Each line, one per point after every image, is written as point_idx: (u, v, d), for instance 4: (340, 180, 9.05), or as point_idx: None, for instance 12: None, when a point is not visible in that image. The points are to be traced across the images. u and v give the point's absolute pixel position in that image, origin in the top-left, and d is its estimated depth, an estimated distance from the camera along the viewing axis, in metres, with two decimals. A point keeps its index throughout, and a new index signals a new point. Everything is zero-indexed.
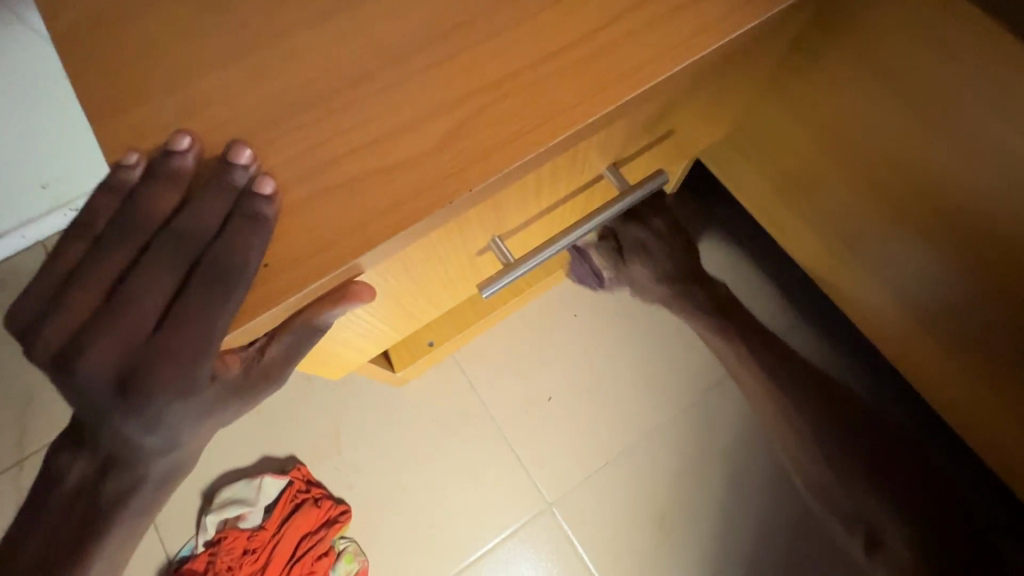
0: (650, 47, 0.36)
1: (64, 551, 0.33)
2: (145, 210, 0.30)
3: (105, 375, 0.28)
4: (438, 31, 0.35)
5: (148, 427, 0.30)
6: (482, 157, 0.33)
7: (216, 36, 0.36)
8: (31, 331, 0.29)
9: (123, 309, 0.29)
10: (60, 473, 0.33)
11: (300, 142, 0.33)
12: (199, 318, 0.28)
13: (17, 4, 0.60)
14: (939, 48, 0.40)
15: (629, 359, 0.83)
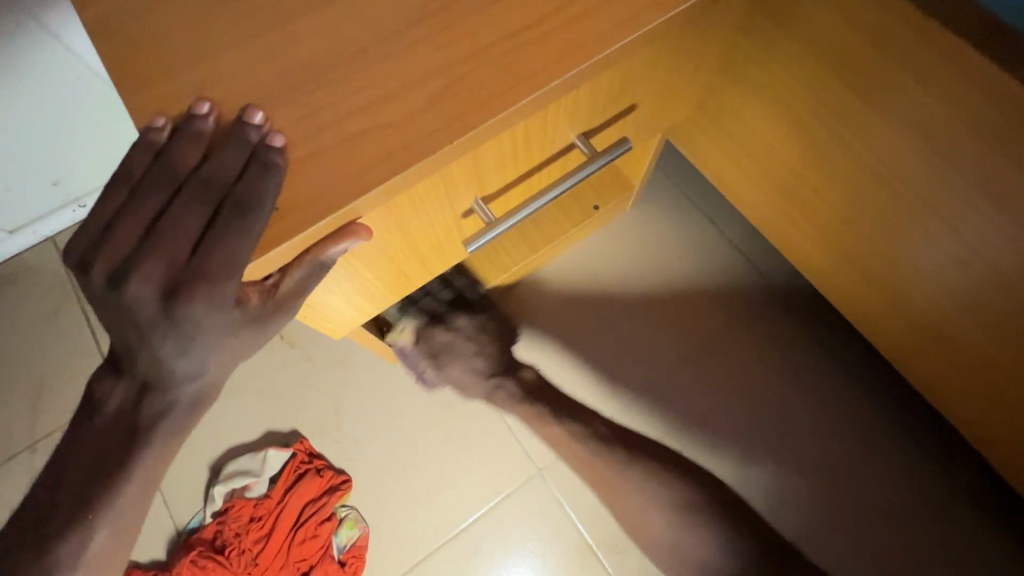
0: (605, 21, 0.41)
1: (103, 469, 0.38)
2: (175, 163, 0.36)
3: (151, 299, 0.35)
4: (421, 12, 0.41)
5: (181, 345, 0.36)
6: (460, 117, 0.39)
7: (228, 19, 0.41)
8: (86, 267, 0.36)
9: (163, 242, 0.35)
10: (102, 400, 0.39)
11: (304, 107, 0.38)
12: (225, 248, 0.34)
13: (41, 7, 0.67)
14: (860, 17, 0.46)
15: (612, 334, 0.88)
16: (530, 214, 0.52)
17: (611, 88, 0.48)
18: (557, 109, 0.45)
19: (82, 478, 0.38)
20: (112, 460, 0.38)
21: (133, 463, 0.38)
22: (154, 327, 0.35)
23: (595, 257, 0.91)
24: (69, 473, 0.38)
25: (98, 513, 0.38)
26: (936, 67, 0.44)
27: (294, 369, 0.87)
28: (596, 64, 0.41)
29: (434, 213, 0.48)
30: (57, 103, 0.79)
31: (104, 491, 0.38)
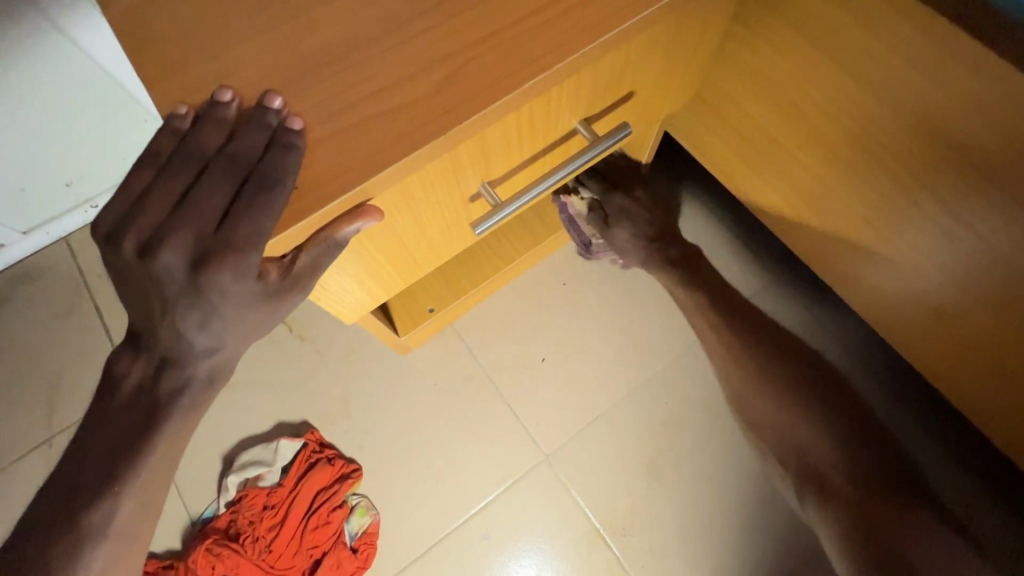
0: (605, 8, 0.43)
1: (124, 443, 0.39)
2: (199, 145, 0.38)
3: (177, 274, 0.37)
4: (429, 1, 0.43)
5: (203, 318, 0.38)
6: (468, 99, 0.40)
7: (246, 11, 0.43)
8: (114, 246, 0.37)
9: (190, 219, 0.37)
10: (121, 377, 0.40)
11: (320, 93, 0.40)
12: (248, 224, 0.36)
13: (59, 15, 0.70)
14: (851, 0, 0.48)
15: (616, 323, 0.90)
16: (534, 198, 0.54)
17: (612, 74, 0.50)
18: (560, 94, 0.47)
19: (105, 452, 0.40)
20: (134, 433, 0.40)
21: (153, 435, 0.39)
22: (179, 299, 0.37)
23: None
24: (93, 446, 0.40)
25: (120, 488, 0.39)
26: (924, 48, 0.46)
27: (305, 361, 0.89)
28: (598, 48, 0.43)
29: (443, 196, 0.50)
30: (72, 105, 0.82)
31: (126, 464, 0.39)
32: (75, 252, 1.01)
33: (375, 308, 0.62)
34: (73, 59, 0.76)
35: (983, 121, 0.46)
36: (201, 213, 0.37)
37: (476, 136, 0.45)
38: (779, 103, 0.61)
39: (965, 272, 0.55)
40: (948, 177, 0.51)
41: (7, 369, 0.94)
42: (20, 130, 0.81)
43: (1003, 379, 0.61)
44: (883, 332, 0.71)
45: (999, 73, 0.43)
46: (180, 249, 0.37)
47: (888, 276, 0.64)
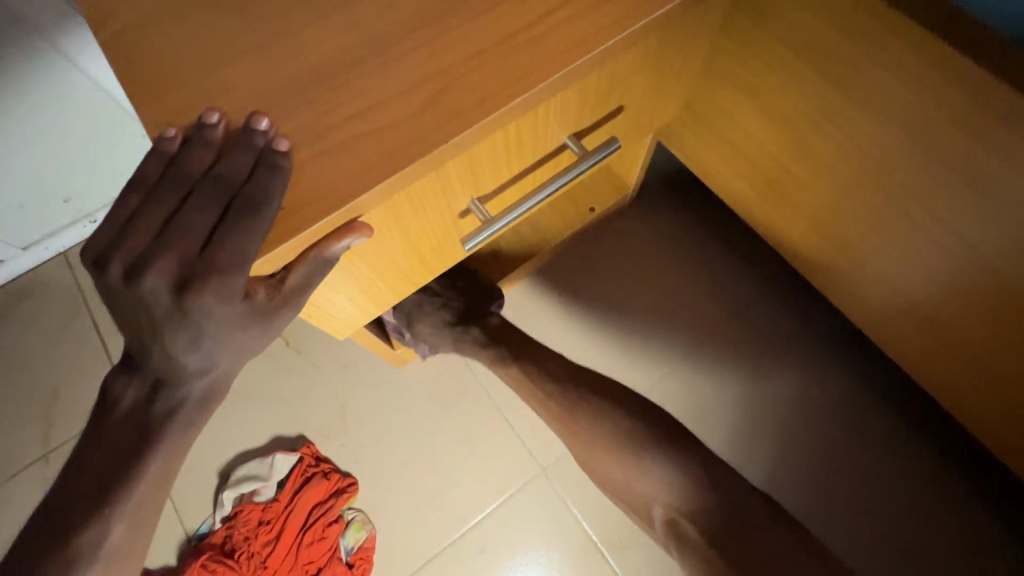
0: (589, 25, 0.44)
1: (118, 464, 0.39)
2: (186, 168, 0.38)
3: (167, 294, 0.37)
4: (416, 22, 0.43)
5: (191, 340, 0.38)
6: (454, 118, 0.41)
7: (236, 33, 0.44)
8: (102, 266, 0.38)
9: (176, 242, 0.37)
10: (115, 400, 0.40)
11: (306, 114, 0.41)
12: (232, 245, 0.36)
13: (48, 32, 0.70)
14: (833, 14, 0.48)
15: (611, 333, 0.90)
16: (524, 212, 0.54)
17: (599, 90, 0.50)
18: (547, 110, 0.47)
19: (98, 474, 0.40)
20: (125, 457, 0.40)
21: (148, 456, 0.40)
22: (165, 322, 0.37)
23: (592, 258, 0.94)
24: (83, 471, 0.40)
25: (114, 510, 0.39)
26: (911, 60, 0.46)
27: (301, 375, 0.89)
28: (583, 65, 0.43)
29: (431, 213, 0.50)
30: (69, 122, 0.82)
31: (114, 488, 0.39)
32: (74, 267, 1.02)
33: (369, 322, 0.63)
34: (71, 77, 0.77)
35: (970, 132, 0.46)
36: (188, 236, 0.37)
37: (461, 155, 0.45)
38: (769, 115, 0.61)
39: (957, 281, 0.55)
40: (938, 186, 0.51)
41: (6, 385, 0.94)
42: (17, 147, 0.81)
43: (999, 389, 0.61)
44: (879, 341, 0.71)
45: (983, 87, 0.43)
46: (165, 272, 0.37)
47: (882, 285, 0.64)
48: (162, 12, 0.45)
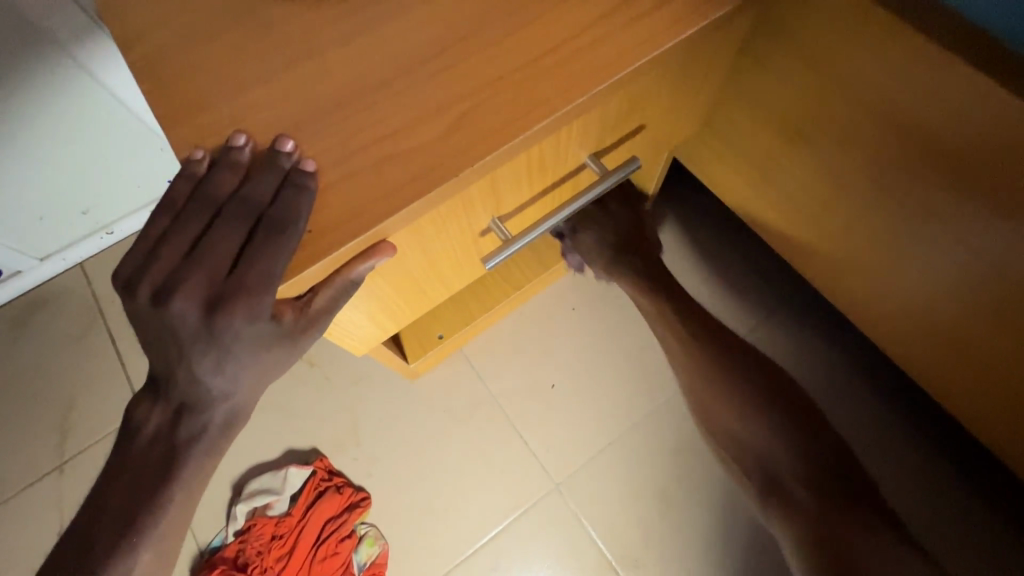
0: (614, 48, 0.44)
1: (141, 492, 0.40)
2: (214, 189, 0.39)
3: (195, 316, 0.37)
4: (440, 45, 0.44)
5: (216, 363, 0.38)
6: (479, 142, 0.41)
7: (262, 56, 0.44)
8: (132, 288, 0.38)
9: (205, 263, 0.37)
10: (139, 427, 0.41)
11: (332, 137, 0.41)
12: (258, 266, 0.37)
13: (69, 44, 0.72)
14: (851, 35, 0.48)
15: (626, 348, 0.89)
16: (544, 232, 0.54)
17: (620, 110, 0.50)
18: (568, 132, 0.47)
19: (122, 499, 0.40)
20: (150, 484, 0.40)
21: (170, 482, 0.40)
22: (190, 344, 0.37)
23: None
24: (107, 500, 0.40)
25: (136, 539, 0.39)
26: (932, 85, 0.46)
27: (314, 387, 0.89)
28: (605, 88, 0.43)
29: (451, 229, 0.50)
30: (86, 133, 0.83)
31: (138, 516, 0.39)
32: (90, 278, 1.03)
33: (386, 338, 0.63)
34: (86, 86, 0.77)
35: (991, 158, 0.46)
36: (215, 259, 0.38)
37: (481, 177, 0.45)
38: (785, 134, 0.61)
39: (981, 302, 0.55)
40: (959, 211, 0.51)
41: (22, 395, 0.95)
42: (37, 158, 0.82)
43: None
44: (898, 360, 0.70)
45: (1007, 115, 0.42)
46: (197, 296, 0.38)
47: (902, 301, 0.64)
48: (190, 35, 0.45)
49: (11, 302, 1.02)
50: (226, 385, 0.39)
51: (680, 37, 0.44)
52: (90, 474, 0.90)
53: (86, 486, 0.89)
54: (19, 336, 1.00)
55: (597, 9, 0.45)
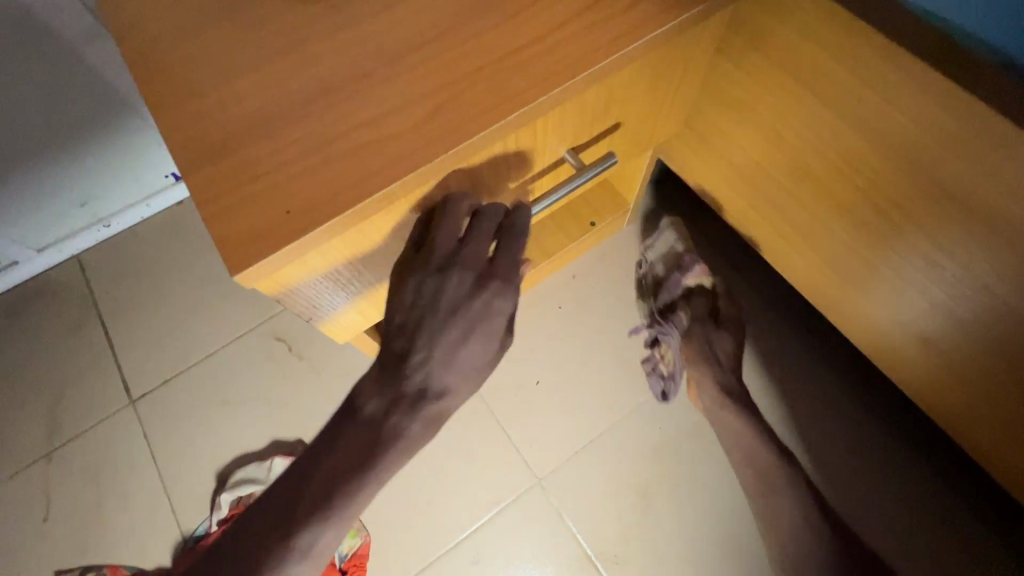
0: (588, 44, 0.46)
1: (347, 473, 0.42)
2: (473, 222, 0.48)
3: (443, 321, 0.44)
4: (420, 40, 0.46)
5: (439, 359, 0.44)
6: (455, 131, 0.43)
7: (251, 48, 0.46)
8: (405, 295, 0.46)
9: (475, 281, 0.46)
10: (357, 407, 0.44)
11: (314, 124, 0.43)
12: (473, 306, 0.45)
13: (62, 25, 0.76)
14: (818, 39, 0.51)
15: (611, 345, 0.91)
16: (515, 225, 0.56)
17: (596, 107, 0.52)
18: (545, 125, 0.49)
19: (331, 480, 0.42)
20: (356, 462, 0.43)
21: (372, 479, 0.42)
22: (434, 336, 0.44)
23: (590, 272, 0.95)
24: (309, 479, 0.43)
25: (336, 516, 0.42)
26: (902, 83, 0.48)
27: (302, 380, 0.92)
28: (580, 80, 0.45)
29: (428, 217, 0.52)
30: (72, 108, 0.85)
31: (340, 497, 0.42)
32: (86, 270, 1.04)
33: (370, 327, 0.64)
34: (80, 58, 0.80)
35: (960, 153, 0.47)
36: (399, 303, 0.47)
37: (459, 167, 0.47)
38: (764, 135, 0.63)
39: (952, 300, 0.55)
40: (932, 206, 0.52)
41: (14, 383, 0.96)
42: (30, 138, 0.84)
43: (993, 415, 0.61)
44: (876, 360, 0.71)
45: (972, 109, 0.44)
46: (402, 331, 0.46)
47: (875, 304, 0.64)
48: (182, 29, 0.48)
49: (6, 292, 1.03)
50: (439, 378, 0.44)
51: (653, 34, 0.46)
52: (76, 464, 0.89)
53: (71, 475, 0.89)
54: (13, 325, 1.01)
55: (572, 8, 0.46)
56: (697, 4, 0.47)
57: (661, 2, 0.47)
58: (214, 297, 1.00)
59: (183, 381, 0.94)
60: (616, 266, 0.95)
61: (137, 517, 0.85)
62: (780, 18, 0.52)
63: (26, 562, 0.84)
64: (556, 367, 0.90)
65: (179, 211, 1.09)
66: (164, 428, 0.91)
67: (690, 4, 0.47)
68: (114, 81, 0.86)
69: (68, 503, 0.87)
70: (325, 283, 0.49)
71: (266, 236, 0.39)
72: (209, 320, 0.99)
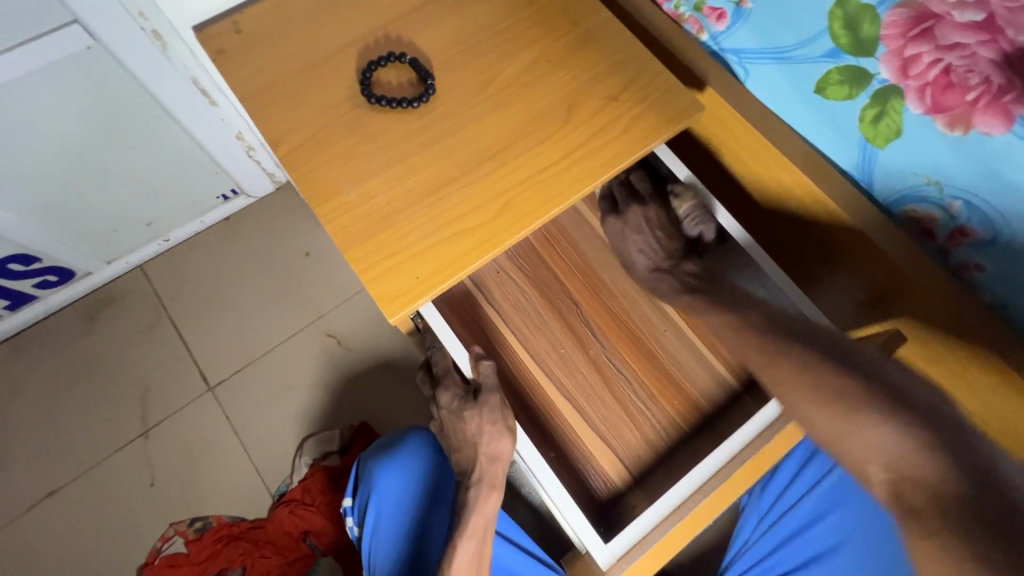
0: (602, 160, 0.70)
1: None
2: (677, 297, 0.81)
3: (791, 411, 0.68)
4: (487, 155, 0.69)
5: None
6: (519, 221, 0.67)
7: (372, 155, 0.69)
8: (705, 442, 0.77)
9: None
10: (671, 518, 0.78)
11: (423, 212, 0.67)
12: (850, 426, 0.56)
13: (152, 91, 0.90)
14: (810, 175, 0.76)
15: (635, 363, 0.85)
16: (714, 459, 0.68)
17: (772, 447, 0.68)
18: (779, 443, 0.68)
19: None
20: None
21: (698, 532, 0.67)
22: None
23: (615, 295, 0.88)
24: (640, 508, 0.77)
25: None
26: (849, 192, 0.74)
27: (352, 365, 1.16)
28: (595, 187, 0.69)
29: (677, 493, 0.67)
30: (153, 150, 1.00)
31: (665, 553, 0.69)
32: (151, 278, 1.22)
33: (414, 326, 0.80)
34: (165, 109, 0.94)
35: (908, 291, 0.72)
36: (675, 484, 0.69)
37: (692, 505, 0.66)
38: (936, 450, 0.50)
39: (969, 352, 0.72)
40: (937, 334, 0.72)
41: (104, 374, 1.15)
42: (115, 164, 0.98)
43: None
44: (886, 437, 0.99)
45: (873, 225, 0.72)
46: (446, 387, 0.76)
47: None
48: (323, 140, 0.70)
49: (82, 297, 1.20)
50: None
51: (645, 151, 0.71)
52: (170, 439, 1.11)
53: (167, 449, 1.10)
54: (92, 327, 1.18)
55: (586, 133, 0.71)
56: (668, 132, 0.72)
57: (645, 131, 0.71)
58: (270, 304, 1.20)
59: (253, 371, 1.15)
60: (629, 287, 0.88)
61: (230, 480, 1.09)
62: (786, 176, 0.79)
63: (141, 517, 1.07)
64: (596, 382, 0.84)
65: (227, 226, 1.26)
66: (242, 410, 1.13)
67: (663, 133, 0.71)
68: (188, 129, 1.00)
69: (168, 472, 1.09)
70: (643, 536, 0.66)
71: (408, 294, 0.63)
72: (268, 321, 1.19)
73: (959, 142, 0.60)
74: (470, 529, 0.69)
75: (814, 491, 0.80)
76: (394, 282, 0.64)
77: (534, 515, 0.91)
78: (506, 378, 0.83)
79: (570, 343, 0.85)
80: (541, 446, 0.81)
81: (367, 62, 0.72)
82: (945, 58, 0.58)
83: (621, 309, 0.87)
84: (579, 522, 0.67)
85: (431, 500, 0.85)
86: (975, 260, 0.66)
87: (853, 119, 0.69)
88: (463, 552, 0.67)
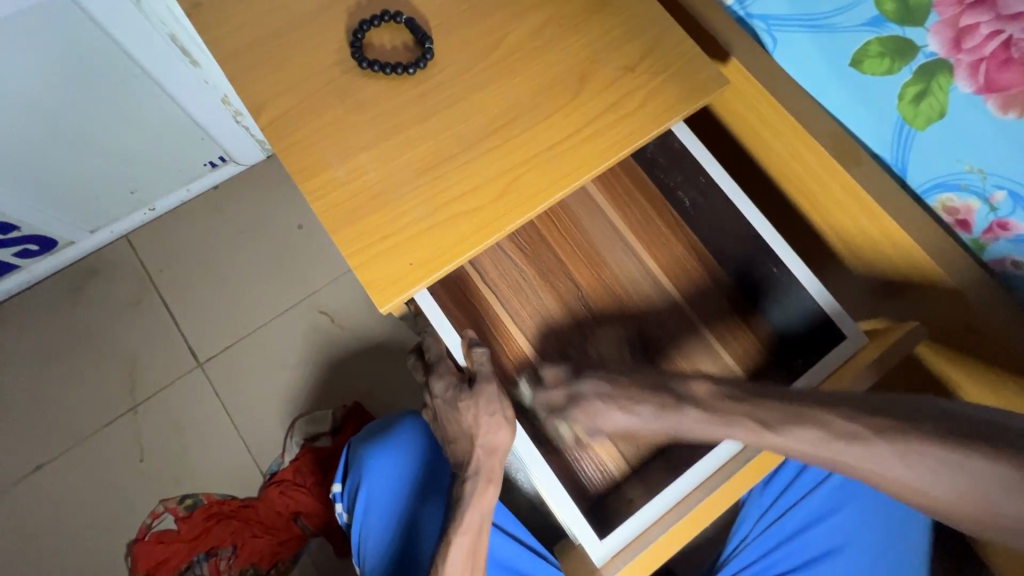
0: (613, 137, 0.64)
1: None
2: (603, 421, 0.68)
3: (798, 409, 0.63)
4: (489, 129, 0.63)
5: None
6: (522, 203, 0.61)
7: (362, 126, 0.63)
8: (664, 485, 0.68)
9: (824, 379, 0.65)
10: None
11: (418, 191, 0.61)
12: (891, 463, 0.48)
13: (126, 47, 0.83)
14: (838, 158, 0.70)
15: (640, 354, 0.80)
16: (716, 458, 0.64)
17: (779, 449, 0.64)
18: None
19: None
20: None
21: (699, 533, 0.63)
22: None
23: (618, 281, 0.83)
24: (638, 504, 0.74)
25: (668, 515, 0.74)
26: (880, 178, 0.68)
27: (345, 345, 1.12)
28: (607, 167, 0.64)
29: (680, 492, 0.64)
30: (132, 113, 0.93)
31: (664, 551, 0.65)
32: (137, 248, 1.17)
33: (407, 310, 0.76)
34: (142, 67, 0.87)
35: (937, 285, 0.67)
36: (677, 481, 0.65)
37: (695, 506, 0.62)
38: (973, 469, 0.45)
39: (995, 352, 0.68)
40: (964, 334, 0.67)
41: (90, 347, 1.12)
42: (92, 128, 0.91)
43: None
44: None
45: (905, 214, 0.66)
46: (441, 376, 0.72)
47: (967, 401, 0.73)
48: (309, 108, 0.64)
49: (65, 266, 1.15)
50: None
51: (661, 128, 0.65)
52: (158, 415, 1.08)
53: (156, 425, 1.08)
54: (77, 299, 1.14)
55: (598, 107, 0.65)
56: (688, 108, 0.65)
57: (663, 105, 0.65)
58: (261, 279, 1.15)
59: (243, 348, 1.12)
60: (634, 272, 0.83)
61: (221, 458, 1.07)
62: (811, 158, 0.74)
63: (131, 493, 1.05)
64: None
65: (216, 195, 1.20)
66: (232, 388, 1.10)
67: (682, 108, 0.65)
68: (169, 90, 0.93)
69: (157, 449, 1.07)
70: (641, 537, 0.63)
71: (399, 282, 0.59)
72: (259, 296, 1.15)
73: (1011, 126, 0.54)
74: (466, 524, 0.66)
75: (816, 493, 0.77)
76: (385, 268, 0.59)
77: (528, 505, 0.89)
78: (504, 366, 0.79)
79: (569, 330, 0.81)
80: (537, 436, 0.77)
81: (359, 21, 0.66)
82: (1006, 31, 0.51)
83: (624, 297, 0.82)
84: (575, 517, 0.64)
85: (421, 492, 0.82)
86: (1013, 256, 0.60)
87: (892, 97, 0.62)
88: (458, 548, 0.65)
